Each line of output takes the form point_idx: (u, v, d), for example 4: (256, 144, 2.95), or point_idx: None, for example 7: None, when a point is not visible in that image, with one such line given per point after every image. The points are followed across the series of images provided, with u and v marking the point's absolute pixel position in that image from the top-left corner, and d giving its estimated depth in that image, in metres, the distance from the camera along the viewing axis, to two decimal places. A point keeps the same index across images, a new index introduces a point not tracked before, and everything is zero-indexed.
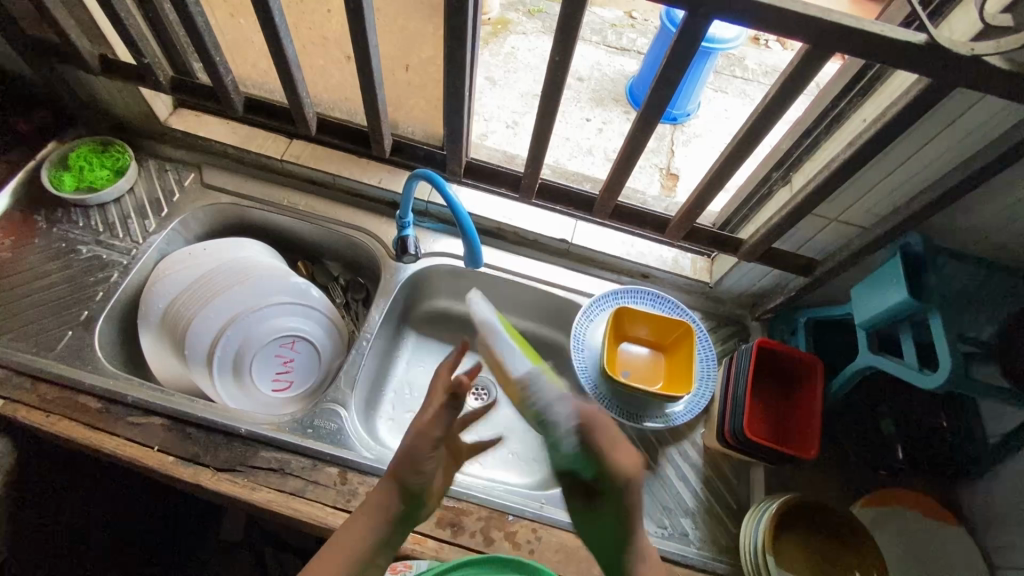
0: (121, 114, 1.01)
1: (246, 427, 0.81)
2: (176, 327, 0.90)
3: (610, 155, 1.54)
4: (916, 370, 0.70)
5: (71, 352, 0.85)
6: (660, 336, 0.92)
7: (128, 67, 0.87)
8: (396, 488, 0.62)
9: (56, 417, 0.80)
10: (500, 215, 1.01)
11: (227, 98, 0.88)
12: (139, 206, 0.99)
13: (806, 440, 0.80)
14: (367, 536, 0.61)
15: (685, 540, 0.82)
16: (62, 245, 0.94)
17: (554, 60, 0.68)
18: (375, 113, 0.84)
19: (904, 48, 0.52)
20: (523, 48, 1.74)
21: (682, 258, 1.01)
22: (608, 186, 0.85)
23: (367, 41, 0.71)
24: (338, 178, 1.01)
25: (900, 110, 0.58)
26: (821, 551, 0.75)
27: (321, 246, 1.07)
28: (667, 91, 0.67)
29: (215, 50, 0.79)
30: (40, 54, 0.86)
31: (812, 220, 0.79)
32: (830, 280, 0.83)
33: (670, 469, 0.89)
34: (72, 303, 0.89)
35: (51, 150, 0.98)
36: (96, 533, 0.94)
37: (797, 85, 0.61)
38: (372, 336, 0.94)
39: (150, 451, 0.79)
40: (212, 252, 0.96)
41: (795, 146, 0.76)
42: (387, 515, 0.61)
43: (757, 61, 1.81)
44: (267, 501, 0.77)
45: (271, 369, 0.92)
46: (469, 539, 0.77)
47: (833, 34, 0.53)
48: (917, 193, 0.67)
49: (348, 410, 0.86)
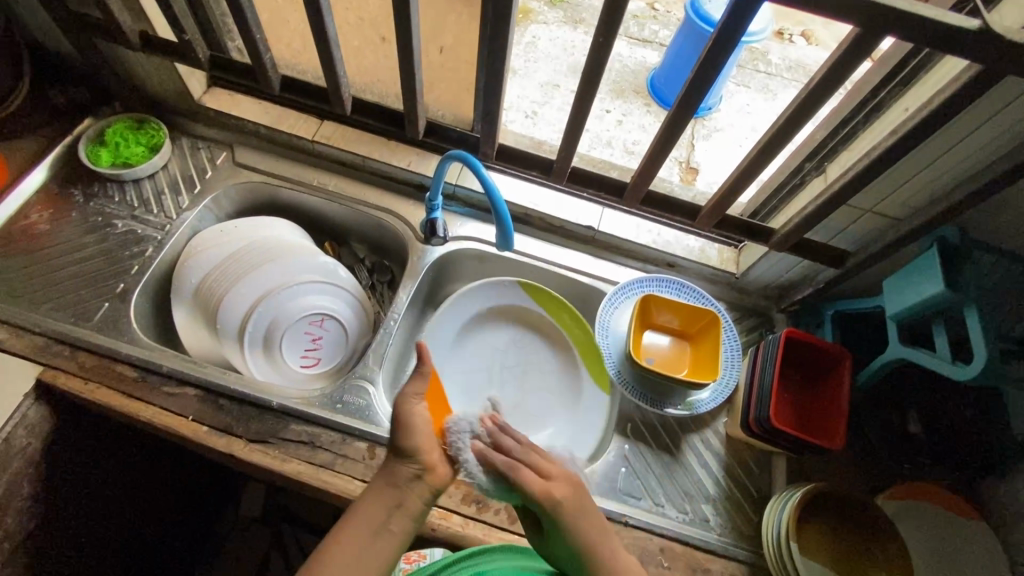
0: (156, 92, 1.02)
1: (277, 401, 0.83)
2: (209, 301, 0.92)
3: (630, 148, 1.54)
4: (950, 364, 0.69)
5: (109, 323, 0.87)
6: (686, 324, 0.92)
7: (169, 44, 0.89)
8: (402, 465, 0.63)
9: (95, 385, 0.82)
10: (528, 200, 1.01)
11: (265, 77, 0.89)
12: (172, 182, 1.01)
13: (833, 430, 0.80)
14: (379, 513, 0.61)
15: (706, 526, 0.83)
16: (98, 219, 0.96)
17: (597, 41, 0.68)
18: (412, 94, 0.85)
19: (957, 33, 0.52)
20: (545, 38, 1.74)
21: (708, 248, 1.01)
22: (642, 172, 0.85)
23: (410, 21, 0.72)
24: (369, 160, 1.02)
25: (947, 99, 0.58)
26: (844, 544, 0.75)
27: (348, 228, 1.08)
28: (708, 77, 0.67)
29: (257, 27, 0.79)
30: (83, 28, 0.88)
31: (846, 211, 0.79)
32: (862, 272, 0.83)
33: (691, 456, 0.89)
34: (109, 276, 0.91)
35: (88, 126, 1.00)
36: (127, 501, 0.97)
37: (844, 70, 0.60)
38: (398, 317, 0.95)
39: (185, 420, 0.81)
40: (243, 230, 0.97)
41: (831, 136, 0.76)
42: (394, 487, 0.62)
43: (781, 56, 1.78)
44: (296, 472, 0.78)
45: (300, 347, 0.93)
46: (493, 516, 0.79)
47: (887, 16, 0.53)
48: (959, 185, 0.66)
49: (375, 387, 0.88)
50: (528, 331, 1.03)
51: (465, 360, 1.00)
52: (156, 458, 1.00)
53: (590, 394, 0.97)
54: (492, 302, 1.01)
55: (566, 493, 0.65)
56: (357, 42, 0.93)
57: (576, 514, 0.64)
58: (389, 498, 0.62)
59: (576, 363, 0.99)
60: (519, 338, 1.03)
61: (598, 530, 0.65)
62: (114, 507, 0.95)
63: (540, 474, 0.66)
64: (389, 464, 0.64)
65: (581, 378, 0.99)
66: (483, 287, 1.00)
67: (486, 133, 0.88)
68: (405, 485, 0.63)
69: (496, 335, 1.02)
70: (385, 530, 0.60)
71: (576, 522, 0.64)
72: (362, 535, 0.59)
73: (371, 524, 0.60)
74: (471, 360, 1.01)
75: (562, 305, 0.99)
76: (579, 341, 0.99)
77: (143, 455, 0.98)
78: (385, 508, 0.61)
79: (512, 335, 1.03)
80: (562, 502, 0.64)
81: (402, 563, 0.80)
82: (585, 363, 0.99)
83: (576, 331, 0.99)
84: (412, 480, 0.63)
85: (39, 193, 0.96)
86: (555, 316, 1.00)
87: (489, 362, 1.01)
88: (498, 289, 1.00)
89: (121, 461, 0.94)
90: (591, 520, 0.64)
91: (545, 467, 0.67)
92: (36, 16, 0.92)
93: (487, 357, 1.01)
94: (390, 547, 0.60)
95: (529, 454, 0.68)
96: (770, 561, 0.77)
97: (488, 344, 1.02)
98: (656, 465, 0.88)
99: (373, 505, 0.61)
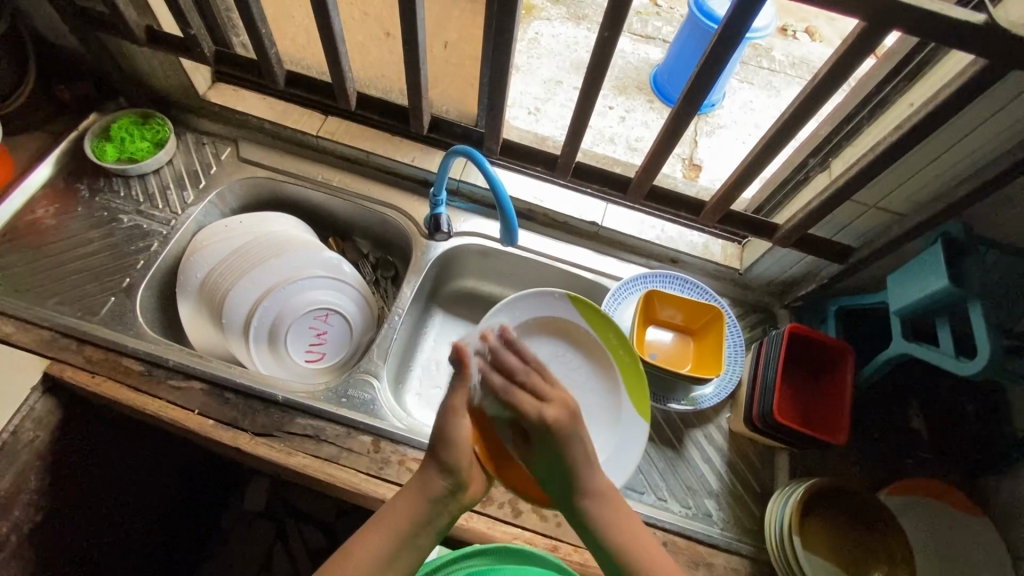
0: (161, 87, 1.03)
1: (283, 395, 0.83)
2: (214, 295, 0.92)
3: (633, 145, 1.54)
4: (954, 359, 0.69)
5: (115, 317, 0.87)
6: (689, 320, 0.92)
7: (175, 39, 0.89)
8: (438, 476, 0.67)
9: (101, 378, 0.83)
10: (532, 196, 1.02)
11: (269, 73, 0.89)
12: (177, 177, 1.01)
13: (836, 425, 0.80)
14: (408, 523, 0.64)
15: (708, 520, 0.83)
16: (104, 214, 0.96)
17: (603, 36, 0.68)
18: (417, 90, 0.85)
19: (962, 27, 0.52)
20: (548, 34, 1.74)
21: (712, 244, 1.01)
22: (646, 167, 0.84)
23: (415, 15, 0.72)
24: (373, 155, 1.02)
25: (952, 93, 0.58)
26: (847, 539, 0.75)
27: (352, 223, 1.08)
28: (713, 72, 0.67)
29: (262, 22, 0.80)
30: (89, 23, 0.88)
31: (849, 207, 0.79)
32: (866, 267, 0.83)
33: (694, 451, 0.89)
34: (115, 270, 0.92)
35: (94, 121, 1.01)
36: (132, 494, 0.97)
37: (850, 63, 0.60)
38: (403, 312, 0.95)
39: (191, 413, 0.81)
40: (248, 225, 0.98)
41: (835, 131, 0.76)
42: (428, 501, 0.65)
43: (784, 52, 1.78)
44: (301, 466, 0.79)
45: (305, 341, 0.94)
46: (496, 509, 0.79)
47: (892, 10, 0.53)
48: (963, 180, 0.66)
49: (380, 381, 0.88)
50: (577, 350, 0.90)
51: None
52: (161, 452, 1.01)
53: (629, 418, 0.84)
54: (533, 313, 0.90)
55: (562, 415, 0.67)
56: (361, 38, 0.93)
57: (569, 440, 0.66)
58: (420, 510, 0.65)
59: (619, 384, 0.87)
60: (560, 353, 0.91)
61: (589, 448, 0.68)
62: (120, 500, 0.95)
63: (536, 399, 0.69)
64: (422, 474, 0.67)
65: (621, 403, 0.86)
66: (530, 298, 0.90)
67: (490, 129, 0.88)
68: (438, 498, 0.66)
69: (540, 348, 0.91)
70: (413, 540, 0.64)
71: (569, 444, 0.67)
72: (388, 543, 0.62)
73: (398, 533, 0.63)
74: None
75: (609, 322, 0.87)
76: (623, 362, 0.87)
77: (148, 449, 0.98)
78: (412, 518, 0.64)
79: (552, 346, 0.91)
80: (557, 425, 0.66)
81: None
82: (628, 386, 0.86)
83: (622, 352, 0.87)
84: (446, 495, 0.66)
85: (45, 187, 0.96)
86: (600, 332, 0.88)
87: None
88: (545, 300, 0.90)
89: (125, 455, 0.95)
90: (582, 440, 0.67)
91: (542, 388, 0.70)
92: (42, 10, 0.92)
93: None
94: (412, 559, 0.64)
95: (531, 377, 0.71)
96: (772, 557, 0.77)
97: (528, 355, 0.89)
98: (658, 459, 0.88)
99: (403, 514, 0.64)
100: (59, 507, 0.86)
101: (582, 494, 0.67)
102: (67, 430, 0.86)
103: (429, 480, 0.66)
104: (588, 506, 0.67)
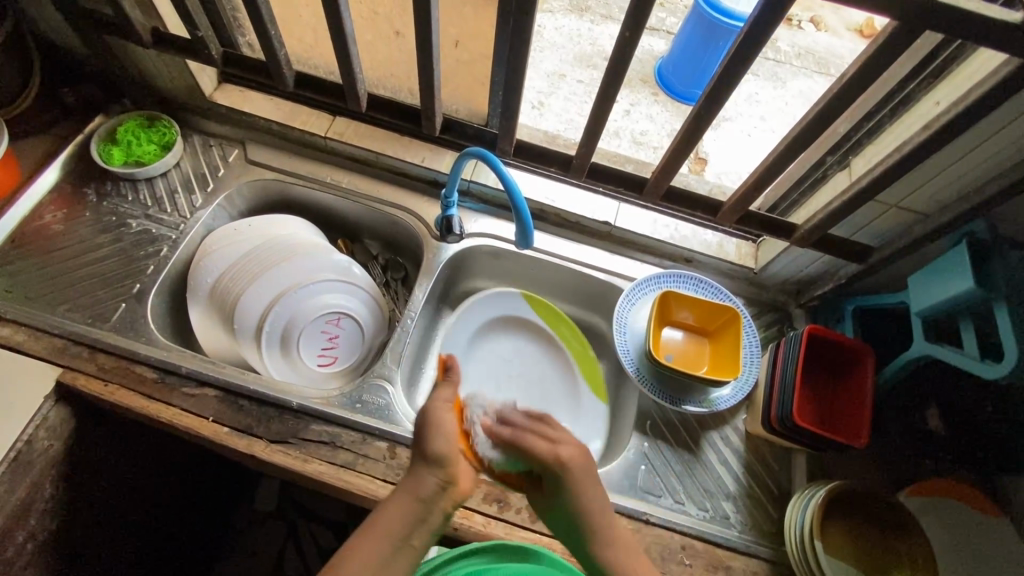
0: (167, 89, 1.01)
1: (297, 401, 0.83)
2: (225, 301, 0.91)
3: (638, 138, 1.52)
4: (980, 362, 0.68)
5: (126, 324, 0.87)
6: (704, 321, 0.92)
7: (181, 40, 0.87)
8: (428, 476, 0.64)
9: (113, 386, 0.82)
10: (543, 196, 1.01)
11: (279, 75, 0.88)
12: (185, 181, 1.00)
13: (855, 427, 0.79)
14: (399, 525, 0.61)
15: (726, 523, 0.83)
16: (112, 219, 0.95)
17: (623, 36, 0.66)
18: (429, 91, 0.83)
19: (999, 26, 0.50)
20: (551, 27, 1.71)
21: (726, 243, 1.00)
22: (664, 167, 0.83)
23: (429, 15, 0.70)
24: (382, 156, 1.01)
25: (984, 94, 0.56)
26: (867, 544, 0.75)
27: (362, 225, 1.07)
28: (737, 70, 0.65)
29: (271, 24, 0.78)
30: (95, 26, 0.86)
31: (871, 207, 0.78)
32: (885, 267, 0.82)
33: (711, 453, 0.89)
34: (125, 276, 0.91)
35: (100, 124, 0.99)
36: (145, 501, 0.97)
37: (878, 62, 0.59)
38: (415, 316, 0.95)
39: (205, 421, 0.81)
40: (257, 228, 0.97)
41: (855, 129, 0.75)
42: (417, 502, 0.62)
43: (790, 43, 1.75)
44: (317, 473, 0.78)
45: (317, 346, 0.93)
46: (514, 515, 0.79)
47: (926, 9, 0.51)
48: (989, 181, 0.65)
49: (394, 386, 0.88)
50: (529, 339, 1.03)
51: (472, 367, 1.00)
52: (174, 457, 1.00)
53: (590, 404, 0.98)
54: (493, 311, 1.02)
55: (575, 464, 0.66)
56: (371, 37, 0.92)
57: (582, 481, 0.65)
58: (414, 509, 0.62)
59: (576, 374, 1.00)
60: (522, 348, 1.03)
61: (598, 490, 0.66)
62: (134, 506, 0.95)
63: (546, 442, 0.68)
64: (413, 473, 0.64)
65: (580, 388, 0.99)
66: (491, 297, 1.01)
67: (503, 130, 0.87)
68: (431, 496, 0.63)
69: (501, 344, 1.03)
70: (406, 543, 0.61)
71: (580, 488, 0.65)
72: (374, 555, 0.59)
73: (393, 537, 0.60)
74: (477, 366, 1.01)
75: (559, 316, 1.01)
76: (574, 349, 1.01)
77: (159, 455, 0.98)
78: (407, 521, 0.62)
79: (517, 341, 1.03)
80: (571, 465, 0.66)
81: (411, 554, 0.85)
82: (586, 378, 0.99)
83: (574, 341, 1.01)
84: (437, 491, 0.64)
85: (51, 192, 0.95)
86: (555, 327, 1.01)
87: (493, 366, 1.01)
88: (503, 299, 1.02)
89: (137, 461, 0.94)
90: (588, 480, 0.66)
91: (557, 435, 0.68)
92: (44, 12, 0.90)
93: (494, 366, 1.01)
94: (407, 560, 0.61)
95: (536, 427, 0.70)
96: (794, 563, 0.76)
97: (495, 349, 1.02)
98: (675, 462, 0.88)
99: (397, 516, 0.61)
100: (73, 516, 0.85)
101: (600, 543, 0.64)
102: (80, 438, 0.85)
103: (419, 479, 0.63)
104: (604, 554, 0.64)
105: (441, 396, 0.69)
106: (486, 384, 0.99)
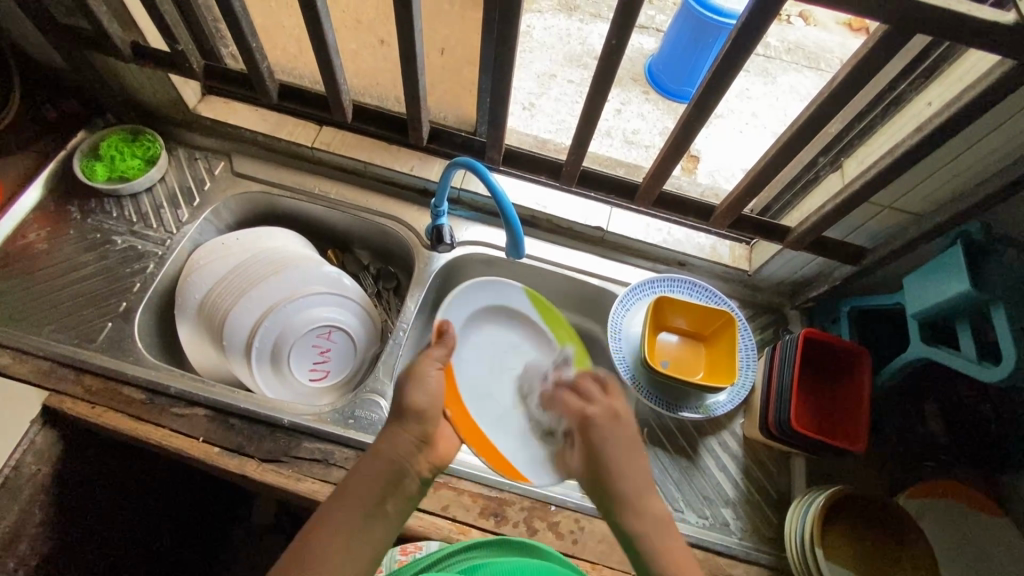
0: (150, 102, 1.00)
1: (289, 418, 0.81)
2: (214, 317, 0.90)
3: (630, 138, 1.51)
4: (980, 365, 0.67)
5: (113, 343, 0.85)
6: (699, 326, 0.91)
7: (162, 54, 0.86)
8: (401, 434, 0.63)
9: (101, 409, 0.80)
10: (534, 202, 0.99)
11: (262, 86, 0.87)
12: (171, 195, 0.98)
13: (853, 432, 0.79)
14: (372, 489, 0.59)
15: (726, 530, 0.82)
16: (97, 236, 0.93)
17: (610, 44, 0.66)
18: (415, 101, 0.82)
19: (990, 28, 0.49)
20: (540, 27, 1.70)
21: (720, 245, 0.99)
22: (654, 172, 0.82)
23: (412, 23, 0.69)
24: (370, 166, 0.99)
25: (979, 94, 0.55)
26: (871, 551, 0.74)
27: (351, 235, 1.06)
28: (726, 76, 0.65)
29: (251, 36, 0.77)
30: (73, 41, 0.85)
31: (865, 208, 0.77)
32: (881, 268, 0.81)
33: (709, 459, 0.88)
34: (111, 294, 0.89)
35: (82, 139, 0.98)
36: (138, 523, 0.95)
37: (870, 66, 0.58)
38: (407, 327, 0.93)
39: (195, 442, 0.80)
40: (244, 242, 0.95)
41: (846, 130, 0.74)
42: (391, 470, 0.60)
43: (779, 38, 1.75)
44: (310, 491, 0.77)
45: (308, 359, 0.92)
46: (512, 529, 0.78)
47: (915, 12, 0.51)
48: (984, 182, 0.64)
49: (387, 400, 0.87)
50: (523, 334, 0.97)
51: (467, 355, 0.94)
52: (168, 476, 0.99)
53: None
54: (496, 301, 0.96)
55: (595, 420, 0.71)
56: (355, 46, 0.90)
57: (610, 432, 0.69)
58: (386, 471, 0.60)
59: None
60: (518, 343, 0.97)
61: (621, 449, 0.67)
62: (128, 527, 0.93)
63: (581, 400, 0.76)
64: (390, 430, 0.64)
65: None
66: (490, 285, 0.95)
67: (491, 138, 0.86)
68: (403, 456, 0.62)
69: (498, 334, 0.97)
70: (380, 508, 0.58)
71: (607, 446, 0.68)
72: (344, 527, 0.55)
73: (364, 501, 0.58)
74: (471, 357, 0.94)
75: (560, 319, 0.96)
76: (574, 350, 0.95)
77: (151, 475, 0.96)
78: (378, 485, 0.59)
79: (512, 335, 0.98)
80: (596, 418, 0.71)
81: (396, 555, 0.74)
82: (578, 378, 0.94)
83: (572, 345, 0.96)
84: (413, 448, 0.63)
85: (35, 211, 0.93)
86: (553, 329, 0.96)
87: (487, 358, 0.95)
88: (503, 289, 0.96)
89: (128, 482, 0.92)
90: (617, 440, 0.68)
91: (592, 395, 0.76)
92: (22, 30, 0.89)
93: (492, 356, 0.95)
94: (383, 528, 0.57)
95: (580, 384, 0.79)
96: (795, 568, 0.76)
97: (489, 339, 0.96)
98: (673, 469, 0.87)
99: (369, 481, 0.59)
100: (61, 542, 0.84)
101: (630, 512, 0.62)
102: (67, 461, 0.84)
103: (392, 449, 0.62)
104: (631, 523, 0.61)
105: (434, 356, 0.71)
106: (482, 371, 0.93)
